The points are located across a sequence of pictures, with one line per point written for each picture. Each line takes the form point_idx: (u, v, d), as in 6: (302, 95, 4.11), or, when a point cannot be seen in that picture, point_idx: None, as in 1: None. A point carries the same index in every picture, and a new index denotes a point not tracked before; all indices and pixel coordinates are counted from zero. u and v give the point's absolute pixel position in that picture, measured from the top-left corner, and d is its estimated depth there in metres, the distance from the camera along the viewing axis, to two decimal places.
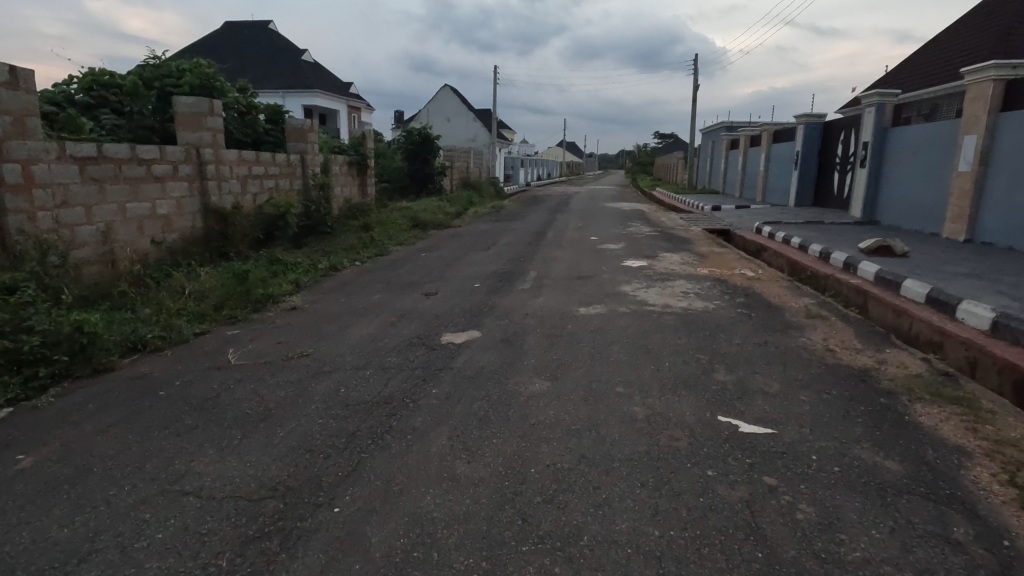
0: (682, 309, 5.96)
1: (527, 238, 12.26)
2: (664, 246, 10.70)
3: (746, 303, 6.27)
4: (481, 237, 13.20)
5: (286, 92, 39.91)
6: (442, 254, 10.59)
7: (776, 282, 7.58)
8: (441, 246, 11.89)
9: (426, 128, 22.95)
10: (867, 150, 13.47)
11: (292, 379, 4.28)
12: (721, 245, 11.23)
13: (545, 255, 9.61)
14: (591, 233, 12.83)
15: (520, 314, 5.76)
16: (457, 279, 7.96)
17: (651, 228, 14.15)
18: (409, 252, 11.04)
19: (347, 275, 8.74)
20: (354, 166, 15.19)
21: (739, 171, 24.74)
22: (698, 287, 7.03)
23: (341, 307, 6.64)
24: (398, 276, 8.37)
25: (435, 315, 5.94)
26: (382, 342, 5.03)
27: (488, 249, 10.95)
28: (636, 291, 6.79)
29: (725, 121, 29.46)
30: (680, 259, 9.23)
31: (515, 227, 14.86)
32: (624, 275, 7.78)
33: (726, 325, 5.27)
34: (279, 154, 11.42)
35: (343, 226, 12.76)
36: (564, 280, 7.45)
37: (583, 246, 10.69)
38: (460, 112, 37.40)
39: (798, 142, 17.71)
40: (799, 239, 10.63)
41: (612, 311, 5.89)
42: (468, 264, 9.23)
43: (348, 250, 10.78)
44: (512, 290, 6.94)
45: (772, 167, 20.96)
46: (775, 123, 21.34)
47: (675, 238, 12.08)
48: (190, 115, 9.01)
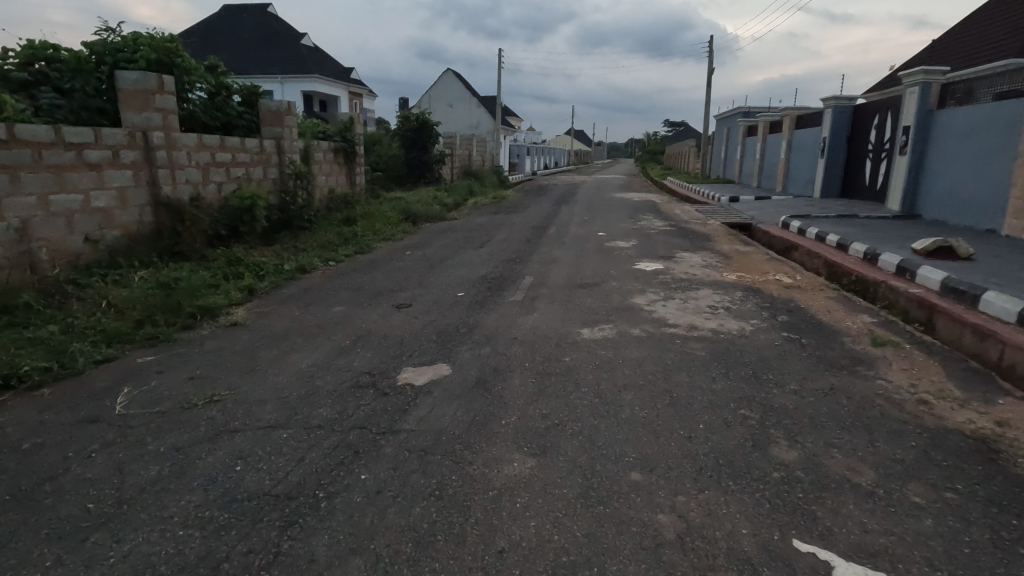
0: (709, 330, 4.75)
1: (528, 233, 11.06)
2: (681, 244, 9.42)
3: (788, 321, 5.06)
4: (477, 232, 11.98)
5: (284, 77, 38.62)
6: (430, 253, 9.43)
7: (820, 291, 6.30)
8: (431, 242, 10.70)
9: (424, 113, 21.65)
10: (909, 136, 12.03)
11: (180, 443, 3.08)
12: (745, 243, 9.93)
13: (544, 256, 8.39)
14: (600, 228, 11.58)
15: (505, 337, 4.57)
16: (438, 285, 6.79)
17: (665, 221, 12.88)
18: (393, 250, 9.88)
19: (316, 279, 7.62)
20: (341, 154, 13.97)
21: (758, 160, 23.25)
22: (728, 299, 5.77)
23: (292, 323, 5.46)
24: (373, 281, 7.22)
25: (400, 338, 4.76)
26: (321, 379, 3.86)
27: (482, 246, 9.77)
28: (651, 304, 5.59)
29: (741, 107, 27.92)
30: (701, 260, 7.98)
31: (516, 220, 13.62)
32: (636, 282, 6.56)
33: (771, 357, 4.06)
34: (249, 140, 10.18)
35: (324, 219, 11.59)
36: (565, 288, 6.26)
37: (588, 244, 9.47)
38: (463, 98, 36.00)
39: (826, 128, 16.28)
40: (837, 236, 9.33)
41: (623, 335, 4.67)
42: (456, 266, 8.06)
43: (325, 248, 9.61)
44: (501, 302, 5.76)
45: (795, 155, 19.49)
46: (798, 108, 19.86)
47: (693, 234, 10.80)
48: (136, 92, 7.79)
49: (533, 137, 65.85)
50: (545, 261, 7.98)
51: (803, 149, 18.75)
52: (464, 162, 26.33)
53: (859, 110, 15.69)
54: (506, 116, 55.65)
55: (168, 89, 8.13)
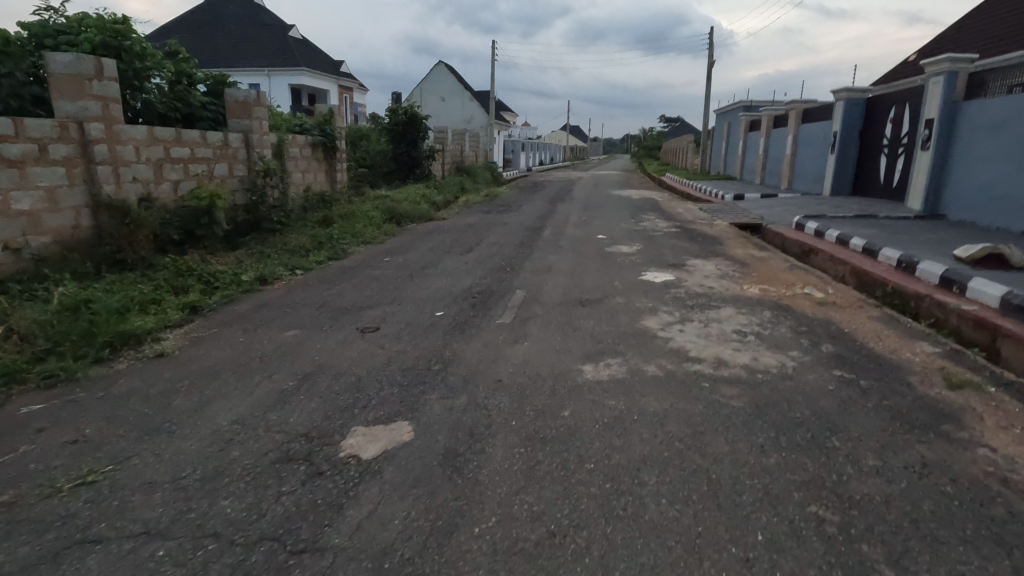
0: (742, 366, 3.82)
1: (521, 235, 10.12)
2: (690, 249, 8.51)
3: (835, 352, 4.14)
4: (466, 233, 11.03)
5: (271, 70, 37.43)
6: (412, 259, 8.48)
7: (860, 309, 5.40)
8: (414, 246, 9.74)
9: (413, 106, 20.64)
10: (932, 129, 11.12)
11: (11, 564, 2.14)
12: (759, 247, 9.03)
13: (539, 263, 7.45)
14: (600, 229, 10.67)
15: (486, 380, 3.63)
16: (415, 301, 5.85)
17: (670, 222, 11.96)
18: (371, 256, 8.92)
19: (276, 293, 6.65)
20: (319, 148, 12.95)
21: (761, 155, 22.39)
22: (756, 321, 4.86)
23: (232, 353, 4.51)
24: (341, 296, 6.26)
25: (356, 377, 3.80)
26: (239, 448, 2.91)
27: (470, 251, 8.81)
28: (666, 328, 4.67)
29: (743, 101, 27.02)
30: (715, 269, 7.06)
31: (509, 220, 12.67)
32: (645, 297, 5.63)
33: (829, 412, 3.14)
34: (211, 133, 9.17)
35: (298, 220, 10.61)
36: (562, 306, 5.33)
37: (587, 248, 8.54)
38: (455, 92, 34.93)
39: (836, 122, 15.39)
40: (862, 240, 8.45)
41: (635, 373, 3.75)
42: (437, 275, 7.12)
43: (294, 254, 8.64)
44: (485, 325, 4.81)
45: (801, 150, 18.61)
46: (805, 102, 18.98)
47: (702, 237, 9.89)
48: (69, 78, 6.78)
49: (528, 132, 64.69)
50: (538, 269, 7.05)
51: (811, 144, 17.87)
52: (456, 158, 25.31)
53: (872, 102, 14.81)
54: (500, 110, 54.50)
55: (109, 74, 7.13)
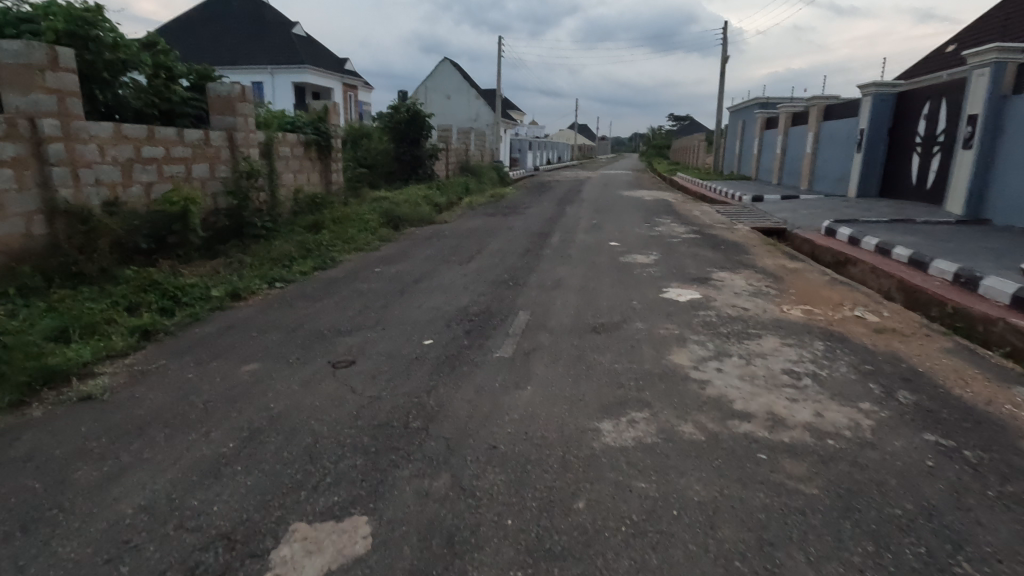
0: (805, 426, 2.98)
1: (527, 242, 9.30)
2: (713, 259, 7.66)
3: (917, 404, 3.29)
4: (467, 239, 10.22)
5: (274, 68, 36.84)
6: (405, 269, 7.69)
7: (928, 338, 4.54)
8: (409, 254, 8.94)
9: (416, 103, 19.88)
10: (976, 125, 10.18)
11: None
12: (790, 257, 8.17)
13: (546, 277, 6.62)
14: (612, 235, 9.85)
15: (475, 448, 2.82)
16: (401, 324, 5.06)
17: (687, 227, 11.10)
18: (361, 265, 8.14)
19: (248, 312, 5.87)
20: (312, 147, 12.19)
21: (778, 155, 21.42)
22: (807, 356, 4.01)
23: (172, 396, 3.72)
24: (319, 317, 5.48)
25: (313, 438, 3.01)
26: (134, 560, 2.13)
27: (469, 260, 8.01)
28: (699, 367, 3.84)
29: (759, 98, 26.03)
30: (746, 284, 6.22)
31: (514, 224, 11.83)
32: (670, 323, 4.80)
33: (940, 509, 2.30)
34: (189, 131, 8.42)
35: (286, 225, 9.86)
36: (571, 334, 4.52)
37: (600, 258, 7.71)
38: (461, 89, 34.14)
39: (864, 119, 14.44)
40: (907, 250, 7.56)
41: (668, 436, 2.93)
42: (431, 291, 6.32)
43: (277, 263, 7.88)
44: (480, 361, 4.00)
45: (823, 149, 17.67)
46: (827, 98, 18.01)
47: (725, 244, 9.03)
48: (19, 70, 6.03)
49: (536, 131, 63.77)
50: (544, 284, 6.22)
51: (834, 143, 16.91)
52: (461, 158, 24.52)
53: (903, 98, 13.86)
54: (507, 109, 53.66)
55: (66, 65, 6.38)
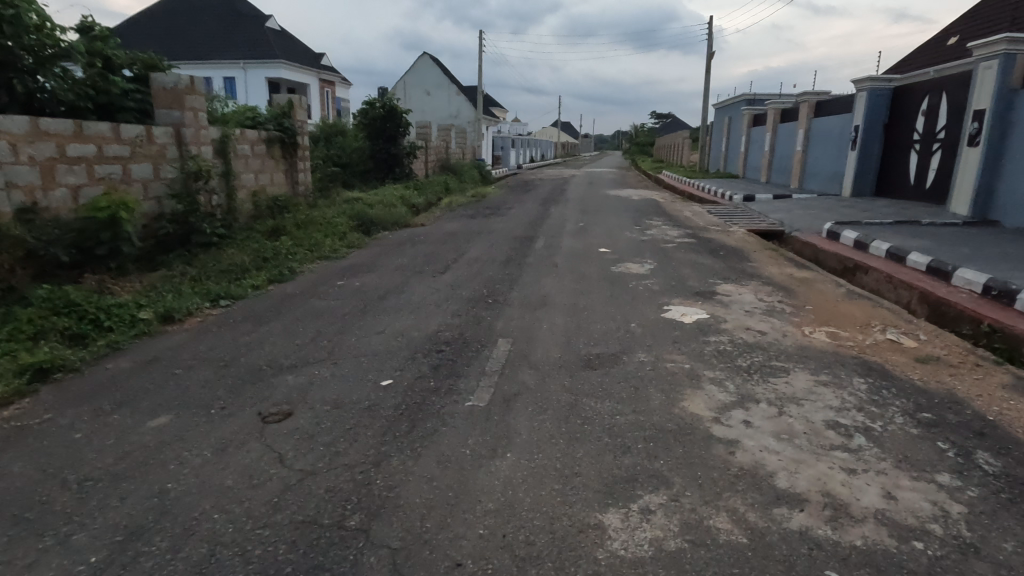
0: (877, 517, 2.23)
1: (509, 248, 8.49)
2: (715, 268, 6.93)
3: (1006, 474, 2.56)
4: (444, 244, 9.38)
5: (247, 62, 35.51)
6: (371, 282, 6.83)
7: (981, 370, 3.83)
8: (379, 263, 8.08)
9: (392, 99, 18.94)
10: (982, 121, 9.62)
11: None
12: (796, 264, 7.49)
13: (530, 291, 5.83)
14: (602, 239, 9.11)
15: (430, 570, 2.01)
16: (357, 357, 4.23)
17: (680, 230, 10.40)
18: (323, 277, 7.27)
19: (179, 338, 4.98)
20: (276, 145, 11.24)
21: (767, 152, 20.92)
22: (851, 401, 3.27)
23: (42, 469, 2.85)
24: (262, 346, 4.61)
25: (211, 548, 2.18)
26: None
27: (445, 270, 7.19)
28: (721, 418, 3.07)
29: (746, 94, 25.50)
30: (757, 299, 5.49)
31: (495, 227, 11.01)
32: (677, 353, 4.04)
33: None
34: (127, 126, 7.46)
35: (242, 230, 8.93)
36: (560, 371, 3.73)
37: (590, 268, 6.93)
38: (441, 84, 33.13)
39: (859, 115, 13.91)
40: (923, 257, 6.91)
41: (697, 537, 2.15)
42: (399, 309, 5.48)
43: (226, 276, 6.97)
44: (447, 412, 3.19)
45: (814, 147, 17.16)
46: (817, 94, 17.50)
47: (723, 250, 8.34)
48: None
49: (519, 128, 62.89)
50: (528, 302, 5.43)
51: (826, 140, 16.41)
52: (441, 156, 23.61)
53: (899, 93, 13.35)
54: (490, 106, 52.67)
55: None
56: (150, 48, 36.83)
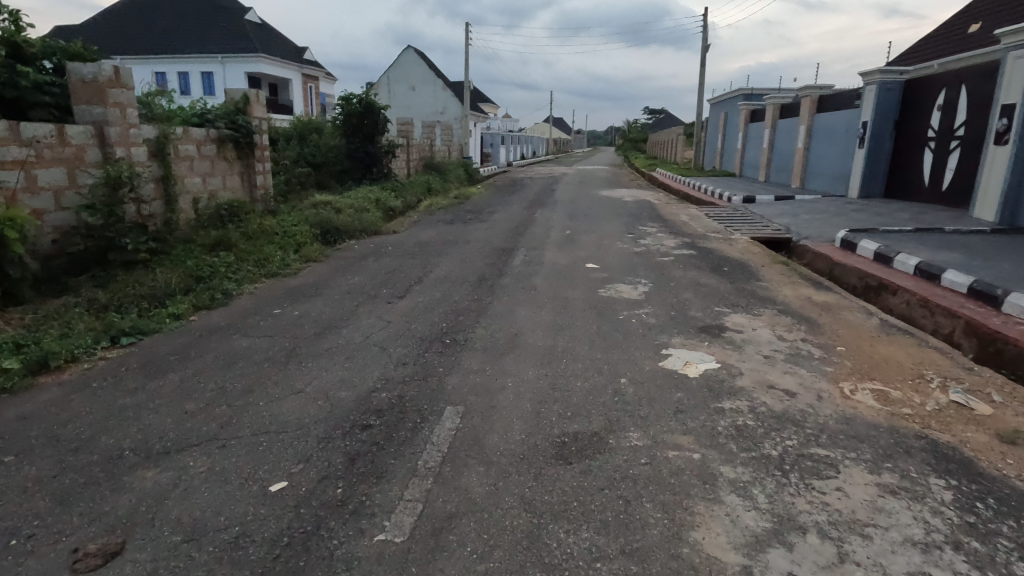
0: None
1: (484, 263, 7.45)
2: (720, 291, 5.91)
3: None
4: (412, 258, 8.32)
5: (225, 57, 34.17)
6: (315, 309, 5.77)
7: None
8: (333, 282, 7.02)
9: (369, 94, 17.81)
10: (1011, 117, 8.67)
11: None
12: (813, 283, 6.48)
13: (498, 326, 4.80)
14: (590, 252, 8.10)
15: None
16: (255, 435, 3.18)
17: (677, 239, 9.40)
18: (262, 303, 6.20)
19: (46, 397, 3.90)
20: (228, 144, 10.11)
21: (765, 150, 19.98)
22: (935, 525, 2.26)
23: None
24: (141, 414, 3.55)
25: None
26: None
27: (404, 294, 6.14)
28: (753, 570, 2.04)
29: (743, 90, 24.51)
30: (775, 338, 4.47)
31: (474, 235, 9.95)
32: (680, 432, 3.01)
33: None
34: (29, 125, 6.32)
35: (179, 243, 7.84)
36: (520, 467, 2.69)
37: (573, 291, 5.91)
38: (426, 79, 31.92)
39: (867, 110, 13.00)
40: (962, 276, 5.93)
41: None
42: (333, 353, 4.42)
43: (143, 303, 5.89)
44: (345, 556, 2.15)
45: (816, 144, 16.23)
46: (820, 88, 16.57)
47: (726, 265, 7.34)
48: None
49: (510, 125, 61.71)
50: (494, 343, 4.38)
51: (829, 137, 15.49)
52: (425, 154, 22.50)
53: (911, 87, 12.41)
54: (480, 102, 51.54)
55: None
56: (126, 43, 35.48)
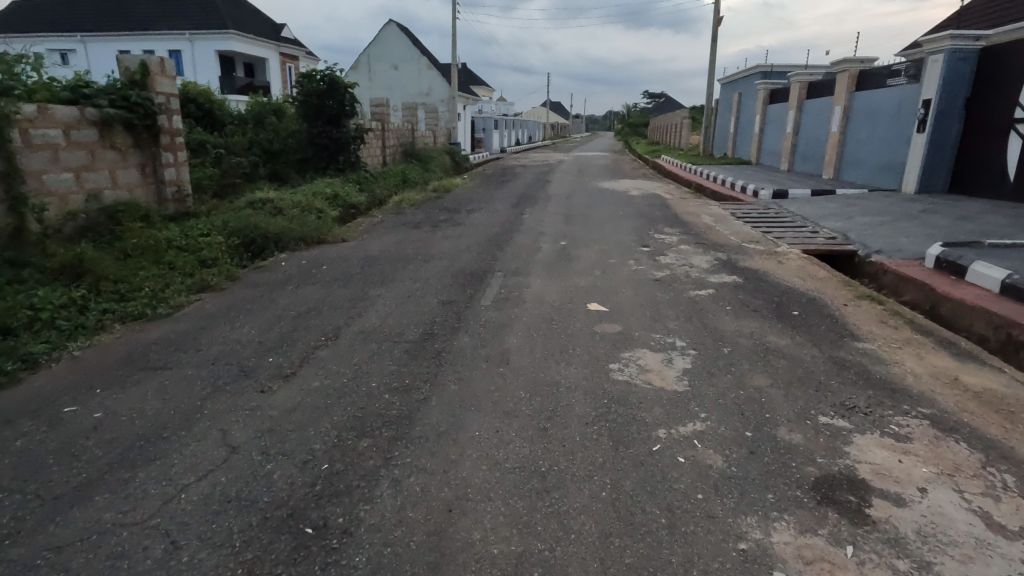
0: None
1: (440, 302, 5.13)
2: (806, 370, 3.61)
3: None
4: (347, 285, 6.00)
5: (192, 33, 31.31)
6: (133, 405, 3.44)
7: None
8: (213, 334, 4.70)
9: (334, 69, 15.28)
10: None
11: None
12: (940, 342, 4.19)
13: (420, 481, 2.49)
14: (593, 280, 5.79)
15: None
16: None
17: (707, 255, 7.11)
18: (73, 382, 3.85)
19: None
20: (116, 128, 7.69)
21: (789, 135, 17.58)
22: None
23: None
24: None
25: None
26: None
27: (296, 371, 3.81)
28: None
29: (760, 68, 21.98)
30: (982, 527, 2.17)
31: (440, 247, 7.63)
32: None
33: None
34: None
35: (8, 269, 5.47)
36: None
37: (566, 370, 3.60)
38: (410, 57, 29.18)
39: (931, 85, 10.64)
40: None
41: None
42: (63, 563, 2.12)
43: None
44: None
45: (856, 128, 13.85)
46: (861, 62, 14.12)
47: (793, 304, 5.02)
48: None
49: (504, 109, 58.96)
50: (396, 549, 2.09)
51: (874, 120, 13.11)
52: (405, 140, 19.98)
53: (989, 55, 10.05)
54: (472, 84, 48.76)
55: None
56: (86, 18, 32.68)
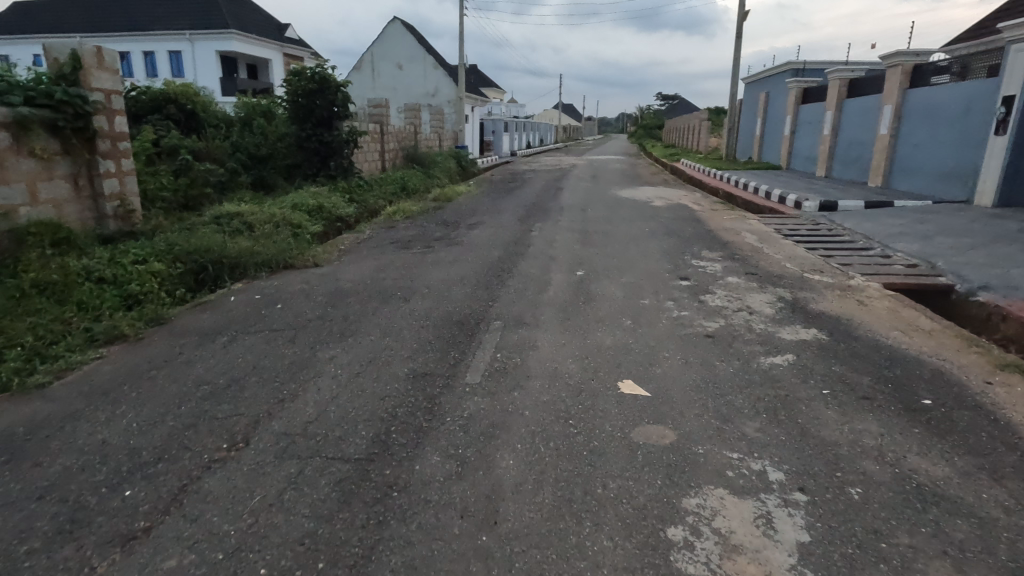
0: None
1: (410, 374, 3.66)
2: (1012, 547, 2.09)
3: None
4: (296, 338, 4.54)
5: (192, 33, 30.22)
6: None
7: None
8: (78, 428, 3.25)
9: (325, 66, 13.90)
10: None
11: None
12: None
13: None
14: (622, 335, 4.28)
15: None
16: None
17: (765, 291, 5.57)
18: None
19: None
20: (37, 131, 6.30)
21: (828, 137, 15.90)
22: None
23: None
24: None
25: None
26: None
27: (153, 527, 2.34)
28: None
29: (791, 65, 20.30)
30: None
31: (428, 278, 6.17)
32: None
33: None
34: None
35: None
36: None
37: (595, 546, 2.11)
38: (416, 56, 27.83)
39: (1015, 80, 9.02)
40: None
41: None
42: None
43: None
44: None
45: (911, 130, 12.19)
46: (916, 55, 12.43)
47: (915, 385, 3.47)
48: None
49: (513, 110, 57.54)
50: None
51: (934, 121, 11.46)
52: (407, 144, 18.61)
53: None
54: (483, 86, 47.43)
55: None
56: (86, 20, 31.77)
